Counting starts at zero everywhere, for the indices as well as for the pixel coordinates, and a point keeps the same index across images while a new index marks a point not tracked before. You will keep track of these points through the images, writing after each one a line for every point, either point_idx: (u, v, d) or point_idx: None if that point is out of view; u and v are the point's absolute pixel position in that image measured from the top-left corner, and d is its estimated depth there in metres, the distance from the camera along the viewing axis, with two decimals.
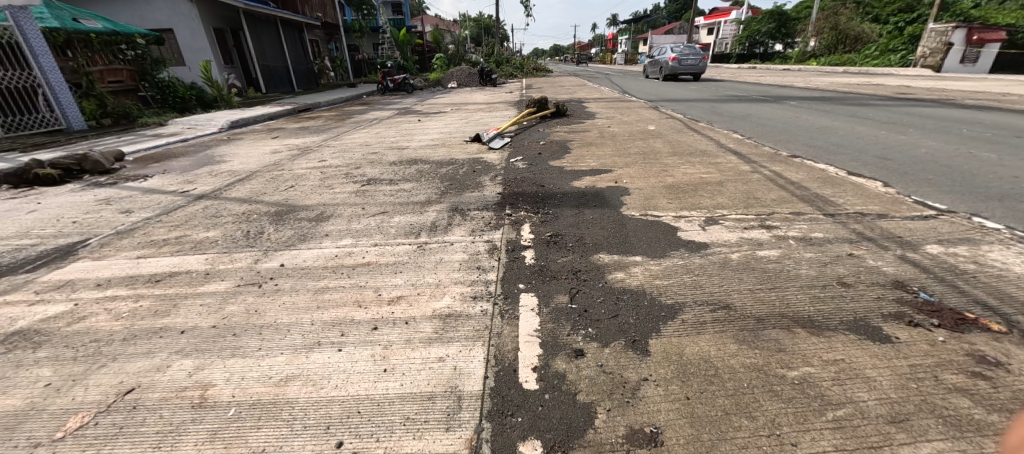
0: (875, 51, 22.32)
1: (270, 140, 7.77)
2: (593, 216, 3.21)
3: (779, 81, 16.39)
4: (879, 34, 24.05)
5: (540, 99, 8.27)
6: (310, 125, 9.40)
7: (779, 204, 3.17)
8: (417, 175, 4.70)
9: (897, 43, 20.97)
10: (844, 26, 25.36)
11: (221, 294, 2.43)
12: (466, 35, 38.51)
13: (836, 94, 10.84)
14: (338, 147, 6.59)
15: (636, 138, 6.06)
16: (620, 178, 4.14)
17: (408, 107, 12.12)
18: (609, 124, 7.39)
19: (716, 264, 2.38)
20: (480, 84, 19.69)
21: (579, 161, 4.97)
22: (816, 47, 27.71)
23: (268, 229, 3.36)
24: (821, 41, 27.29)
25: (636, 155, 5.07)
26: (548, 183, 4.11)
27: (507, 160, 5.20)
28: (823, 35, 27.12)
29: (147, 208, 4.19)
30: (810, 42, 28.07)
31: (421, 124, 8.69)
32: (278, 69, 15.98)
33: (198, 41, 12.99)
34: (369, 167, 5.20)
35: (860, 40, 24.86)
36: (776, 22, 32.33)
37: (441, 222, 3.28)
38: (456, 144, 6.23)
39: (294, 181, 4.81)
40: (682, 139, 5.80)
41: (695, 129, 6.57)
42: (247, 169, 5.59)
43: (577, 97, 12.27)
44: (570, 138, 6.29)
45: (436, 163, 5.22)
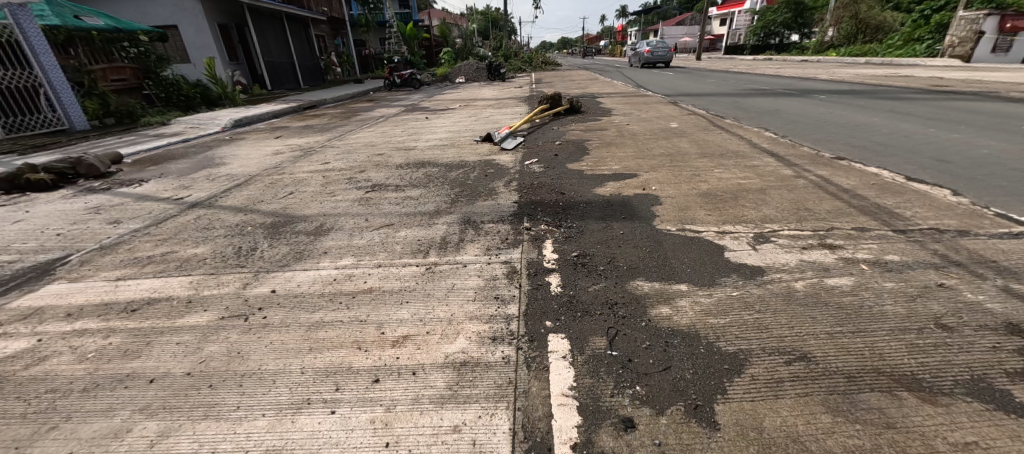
0: (898, 41, 21.45)
1: (273, 140, 7.47)
2: (623, 232, 2.85)
3: (799, 74, 15.74)
4: (902, 22, 23.12)
5: (553, 94, 7.87)
6: (315, 124, 9.10)
7: (836, 217, 2.77)
8: (425, 180, 4.36)
9: (923, 33, 20.14)
10: (864, 14, 24.43)
11: (200, 330, 2.11)
12: (473, 29, 38.00)
13: (865, 86, 10.29)
14: (343, 148, 6.26)
15: (659, 137, 5.65)
16: (647, 184, 3.77)
17: (416, 103, 11.76)
18: (627, 121, 6.97)
19: (777, 295, 2.01)
20: (488, 79, 19.27)
21: (600, 163, 4.59)
22: (834, 37, 26.83)
23: (262, 245, 3.04)
24: (840, 31, 26.40)
25: (662, 156, 4.67)
26: (568, 190, 3.75)
27: (521, 162, 4.84)
28: (842, 25, 26.23)
29: (137, 218, 3.90)
30: (828, 32, 27.15)
31: (428, 122, 8.33)
32: (284, 66, 15.70)
33: (202, 38, 12.75)
34: (374, 170, 4.87)
35: (881, 30, 23.98)
36: (793, 12, 31.38)
37: (452, 237, 2.94)
38: (466, 145, 5.87)
39: (294, 186, 4.49)
40: (709, 138, 5.39)
41: (721, 126, 6.15)
42: (246, 172, 5.29)
43: (590, 92, 11.84)
44: (588, 137, 5.90)
45: (445, 166, 4.87)
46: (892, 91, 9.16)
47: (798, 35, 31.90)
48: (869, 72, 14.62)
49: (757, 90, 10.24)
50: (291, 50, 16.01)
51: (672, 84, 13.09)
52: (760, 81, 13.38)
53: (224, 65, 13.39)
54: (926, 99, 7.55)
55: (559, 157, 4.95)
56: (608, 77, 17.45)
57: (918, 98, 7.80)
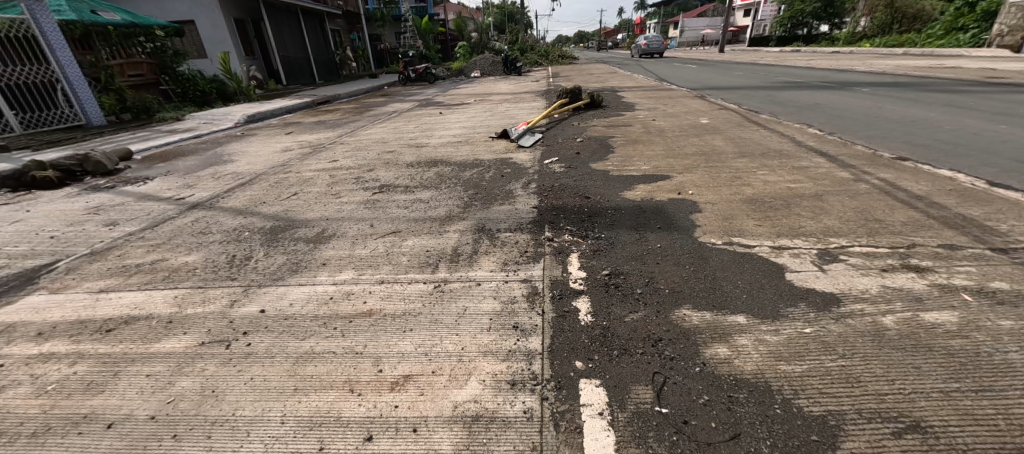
0: (939, 30, 20.18)
1: (284, 136, 7.26)
2: (660, 244, 2.48)
3: (832, 65, 14.96)
4: (943, 11, 21.76)
5: (573, 88, 7.46)
6: (327, 119, 8.88)
7: (915, 231, 2.36)
8: (437, 180, 4.05)
9: (967, 21, 18.96)
10: (901, 3, 23.10)
11: (175, 359, 1.83)
12: (489, 22, 37.53)
13: (910, 78, 9.60)
14: (353, 145, 6.00)
15: (689, 133, 5.22)
16: (682, 187, 3.38)
17: (430, 98, 11.46)
18: (653, 116, 6.54)
19: (863, 334, 1.63)
20: (505, 73, 18.89)
21: (626, 163, 4.21)
22: (867, 27, 25.57)
23: (257, 253, 2.76)
24: (874, 21, 25.14)
25: (695, 155, 4.26)
26: (594, 193, 3.39)
27: (541, 161, 4.49)
28: (876, 14, 24.97)
29: (134, 219, 3.68)
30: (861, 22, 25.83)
31: (443, 118, 8.02)
32: (299, 61, 15.61)
33: (219, 33, 12.68)
34: (383, 169, 4.58)
35: (919, 19, 22.71)
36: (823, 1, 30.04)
37: (464, 248, 2.61)
38: (481, 142, 5.54)
39: (299, 185, 4.23)
40: (745, 135, 4.94)
41: (756, 122, 5.68)
42: (252, 170, 5.06)
43: (610, 85, 11.37)
44: (611, 134, 5.50)
45: (459, 165, 4.55)
46: (942, 83, 8.50)
47: (828, 26, 30.47)
48: (909, 64, 13.71)
49: (790, 82, 9.66)
50: (307, 44, 15.91)
51: (697, 77, 12.52)
52: (791, 73, 12.68)
53: (241, 60, 13.32)
54: (984, 92, 6.95)
55: (582, 155, 4.58)
56: (628, 70, 16.91)
57: (973, 89, 7.20)
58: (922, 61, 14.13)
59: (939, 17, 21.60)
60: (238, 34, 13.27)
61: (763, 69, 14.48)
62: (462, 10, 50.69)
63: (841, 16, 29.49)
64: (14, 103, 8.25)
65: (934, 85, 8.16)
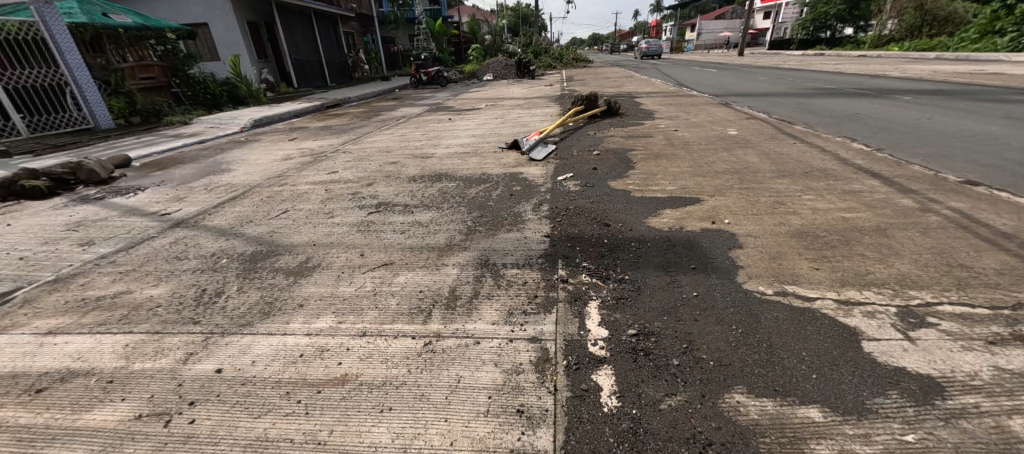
0: (972, 33, 19.21)
1: (287, 142, 7.00)
2: (696, 291, 2.08)
3: (860, 70, 14.30)
4: (976, 13, 20.74)
5: (588, 94, 7.05)
6: (334, 124, 8.62)
7: (1016, 286, 1.95)
8: (440, 198, 3.69)
9: (1004, 24, 18.04)
10: (931, 5, 22.10)
11: (104, 440, 1.49)
12: (503, 25, 37.25)
13: (951, 86, 9.02)
14: (356, 154, 5.69)
15: (717, 146, 4.78)
16: (716, 214, 2.97)
17: (440, 102, 11.16)
18: (675, 126, 6.10)
19: (979, 452, 1.23)
20: (518, 76, 18.57)
21: (649, 181, 3.81)
22: (895, 30, 24.60)
23: (230, 288, 2.43)
24: (901, 24, 24.18)
25: (727, 173, 3.83)
26: (614, 219, 2.99)
27: (554, 177, 4.11)
28: (904, 17, 24.01)
29: (111, 238, 3.37)
30: (888, 25, 24.83)
31: (452, 124, 7.69)
32: (312, 63, 15.46)
33: (232, 35, 12.56)
34: (384, 183, 4.24)
35: (951, 21, 21.74)
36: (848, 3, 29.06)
37: (463, 289, 2.24)
38: (490, 153, 5.18)
39: (292, 201, 3.91)
40: (781, 150, 4.49)
41: (790, 134, 5.22)
42: (247, 181, 4.76)
43: (627, 90, 10.93)
44: (631, 146, 5.09)
45: (465, 180, 4.19)
46: (986, 91, 7.95)
47: (852, 29, 29.43)
48: (945, 69, 12.97)
49: (820, 89, 9.14)
50: (320, 47, 15.76)
51: (719, 82, 12.01)
52: (818, 79, 12.09)
53: (253, 63, 13.19)
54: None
55: (599, 171, 4.19)
56: (645, 74, 16.44)
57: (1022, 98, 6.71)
58: (958, 67, 13.36)
59: (973, 19, 20.58)
60: (251, 37, 13.14)
61: (787, 74, 13.91)
62: (476, 12, 50.48)
63: (866, 19, 28.48)
64: (22, 106, 8.07)
65: (978, 94, 7.61)
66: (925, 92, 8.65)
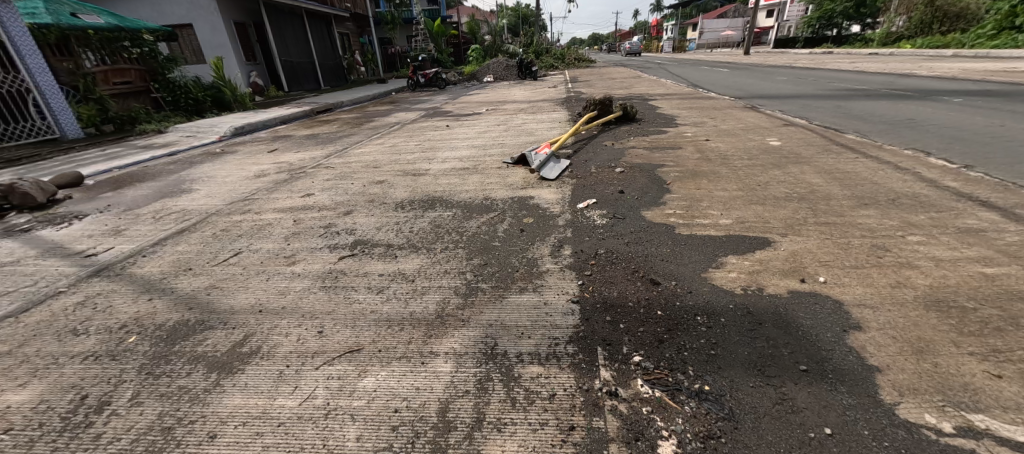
0: (989, 30, 18.37)
1: (264, 153, 6.22)
2: (827, 424, 1.32)
3: (881, 69, 13.54)
4: (991, 9, 19.92)
5: (602, 98, 6.29)
6: (320, 132, 7.86)
7: None
8: (433, 235, 2.93)
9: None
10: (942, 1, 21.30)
11: None
12: (502, 25, 36.50)
13: (998, 85, 8.26)
14: (338, 170, 4.93)
15: (763, 162, 4.03)
16: (802, 267, 2.21)
17: (438, 107, 10.41)
18: (703, 135, 5.33)
19: None
20: (520, 77, 17.84)
21: (694, 210, 3.06)
22: (905, 27, 23.83)
23: (120, 397, 1.66)
24: (912, 21, 23.40)
25: (791, 201, 3.08)
26: (664, 274, 2.24)
27: (573, 204, 3.34)
28: (913, 13, 23.23)
29: (6, 294, 2.59)
30: (897, 22, 24.01)
31: (449, 132, 6.93)
32: (305, 65, 14.66)
33: (218, 37, 11.77)
34: (365, 211, 3.48)
35: (964, 18, 20.95)
36: None
37: (459, 408, 1.48)
38: (493, 169, 4.42)
39: (250, 235, 3.14)
40: (845, 168, 3.75)
41: (845, 146, 4.46)
42: (204, 205, 3.98)
43: (638, 92, 10.17)
44: (659, 161, 4.33)
45: (465, 206, 3.43)
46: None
47: (859, 26, 28.55)
48: (972, 68, 12.20)
49: (852, 90, 8.47)
50: (313, 48, 14.97)
51: (736, 83, 11.25)
52: (839, 80, 11.36)
53: (242, 66, 12.42)
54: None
55: (627, 196, 3.43)
56: (652, 75, 15.70)
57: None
58: (986, 65, 12.57)
59: (988, 15, 19.75)
60: (238, 38, 12.35)
61: (806, 73, 13.19)
62: (475, 12, 49.61)
63: (874, 16, 27.71)
64: None
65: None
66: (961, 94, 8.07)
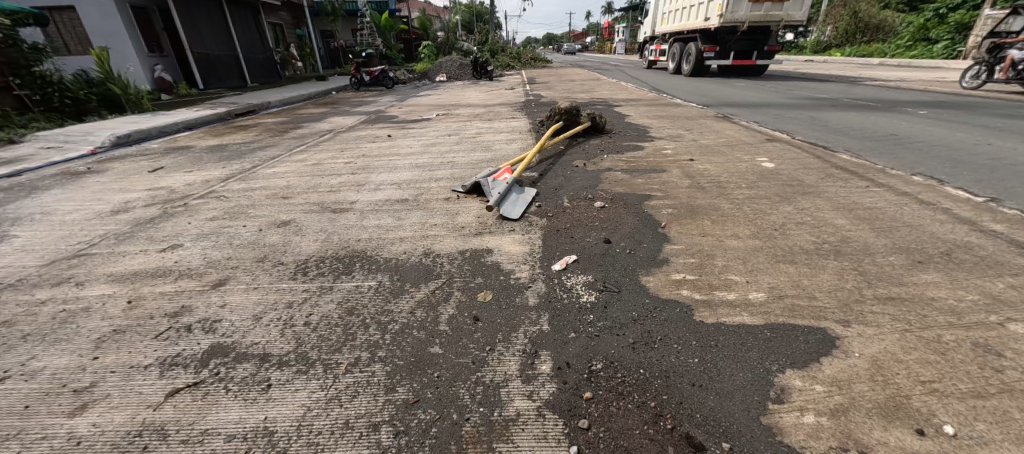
0: (907, 41, 19.37)
1: (144, 173, 4.85)
2: None
3: (829, 77, 13.78)
4: (909, 22, 20.96)
5: (569, 106, 5.47)
6: (230, 142, 6.46)
7: None
8: (339, 331, 1.92)
9: (941, 33, 17.65)
10: (864, 13, 22.03)
11: None
12: (456, 22, 35.22)
13: (952, 98, 8.31)
14: (234, 201, 3.74)
15: (767, 195, 3.35)
16: (905, 400, 1.44)
17: (380, 111, 9.17)
18: (686, 154, 4.65)
19: None
20: (474, 77, 16.84)
21: (709, 275, 2.26)
22: (830, 37, 24.25)
23: None
24: (834, 31, 23.89)
25: (826, 258, 2.36)
26: (704, 421, 1.40)
27: (547, 264, 2.45)
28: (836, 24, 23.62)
29: None
30: (826, 31, 24.60)
31: (391, 143, 5.83)
32: (227, 59, 12.76)
33: (109, 23, 9.79)
34: (247, 281, 2.40)
35: (881, 30, 21.86)
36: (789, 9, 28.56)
37: None
38: (440, 203, 3.45)
39: (41, 339, 1.98)
40: (863, 204, 3.13)
41: (847, 172, 3.90)
42: (8, 268, 2.73)
43: (600, 97, 9.51)
44: (644, 191, 3.55)
45: (394, 270, 2.43)
46: (757, 70, 14.24)
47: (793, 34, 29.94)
48: (912, 79, 12.57)
49: (694, 76, 13.51)
50: (237, 40, 13.08)
51: (700, 88, 10.91)
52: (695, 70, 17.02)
53: (143, 59, 10.46)
54: (749, 63, 12.62)
55: (617, 249, 2.58)
56: (610, 78, 15.22)
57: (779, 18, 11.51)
58: (923, 76, 13.02)
59: (906, 28, 20.68)
60: (138, 26, 10.39)
61: (763, 79, 13.18)
62: (426, 8, 47.46)
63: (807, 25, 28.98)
64: None
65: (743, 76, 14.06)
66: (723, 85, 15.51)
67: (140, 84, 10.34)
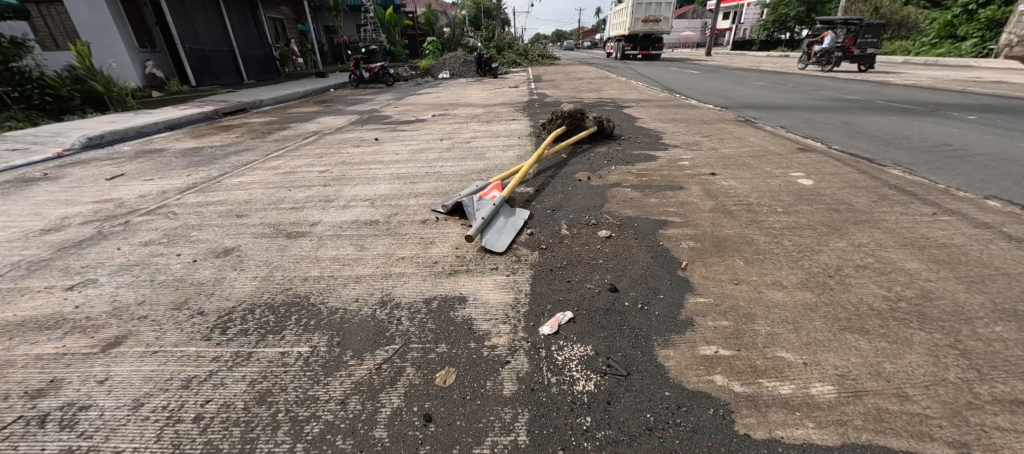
0: (931, 38, 18.24)
1: (100, 181, 4.35)
2: None
3: (856, 76, 12.96)
4: (931, 19, 19.75)
5: (573, 109, 4.89)
6: (207, 143, 5.97)
7: None
8: (236, 437, 1.38)
9: (970, 30, 16.60)
10: (886, 9, 20.95)
11: None
12: (463, 19, 34.63)
13: (1002, 101, 7.56)
14: (180, 218, 3.21)
15: (811, 225, 2.75)
16: None
17: (375, 110, 8.67)
18: (707, 166, 4.06)
19: None
20: (479, 75, 16.28)
21: (751, 351, 1.69)
22: None
23: None
24: None
25: (907, 329, 1.78)
26: None
27: (535, 324, 1.88)
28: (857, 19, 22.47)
29: None
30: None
31: (376, 148, 5.31)
32: (223, 54, 12.34)
33: (98, 17, 9.38)
34: (147, 339, 1.86)
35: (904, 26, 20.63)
36: (806, 5, 27.44)
37: None
38: (415, 227, 2.90)
39: None
40: (935, 241, 2.53)
41: (903, 192, 3.29)
42: None
43: (609, 97, 8.89)
44: (660, 215, 2.96)
45: (336, 329, 1.87)
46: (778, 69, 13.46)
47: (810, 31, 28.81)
48: (944, 78, 11.79)
49: (710, 76, 12.81)
50: (234, 35, 12.65)
51: (717, 88, 10.24)
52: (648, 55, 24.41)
53: (132, 54, 10.04)
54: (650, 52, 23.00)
55: (626, 302, 2.01)
56: (619, 75, 14.54)
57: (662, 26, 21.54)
58: (954, 76, 12.22)
59: (928, 25, 19.58)
60: (129, 20, 9.95)
61: (785, 79, 12.42)
62: (433, 3, 46.77)
63: None
64: None
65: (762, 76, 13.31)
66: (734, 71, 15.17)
67: (126, 80, 9.92)
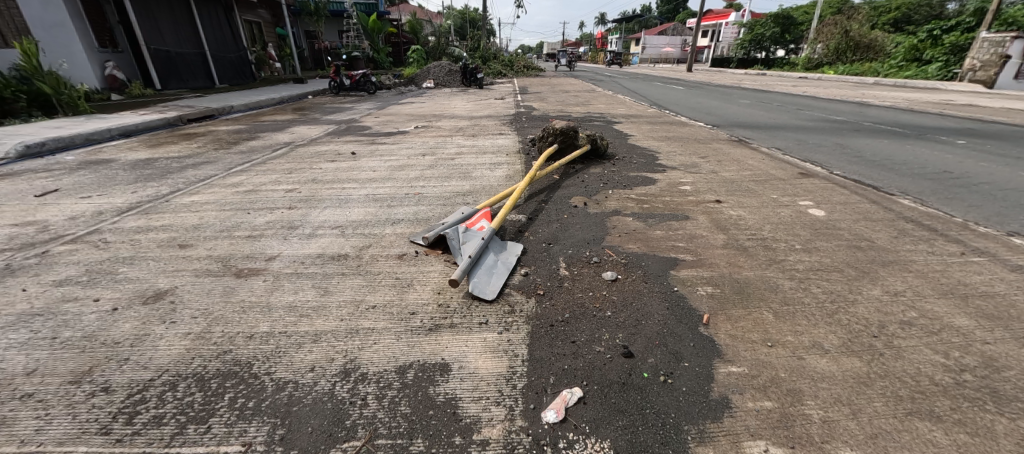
0: (900, 60, 18.53)
1: (27, 197, 3.79)
2: None
3: (838, 95, 13.12)
4: (897, 42, 20.16)
5: (565, 127, 4.58)
6: (164, 154, 5.41)
7: None
8: None
9: (936, 53, 16.97)
10: (855, 32, 21.52)
11: None
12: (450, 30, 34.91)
13: (983, 125, 7.64)
14: (112, 248, 2.73)
15: (836, 267, 2.46)
16: None
17: (354, 120, 8.21)
18: (709, 191, 3.78)
19: None
20: (465, 85, 15.91)
21: (808, 448, 1.35)
22: (822, 54, 23.53)
23: None
24: (827, 48, 23.19)
25: (985, 413, 1.47)
26: None
27: (537, 406, 1.51)
28: (829, 41, 23.00)
29: None
30: (817, 49, 23.92)
31: (353, 163, 4.88)
32: (191, 56, 11.67)
33: (53, 13, 8.51)
34: (24, 433, 1.40)
35: (872, 49, 20.94)
36: (781, 27, 28.17)
37: None
38: (392, 264, 2.49)
39: None
40: (976, 288, 2.26)
41: (922, 227, 3.05)
42: None
43: (598, 113, 8.64)
44: (668, 252, 2.63)
45: (279, 415, 1.46)
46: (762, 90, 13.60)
47: (784, 51, 29.48)
48: (919, 100, 12.03)
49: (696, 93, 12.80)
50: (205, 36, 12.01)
51: (704, 104, 10.20)
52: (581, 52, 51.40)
53: (88, 53, 9.33)
54: None
55: (645, 373, 1.66)
56: (608, 89, 14.43)
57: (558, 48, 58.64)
58: (928, 98, 12.46)
59: (895, 48, 19.99)
60: (87, 18, 9.30)
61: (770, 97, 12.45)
62: (416, 10, 46.95)
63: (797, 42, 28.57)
64: None
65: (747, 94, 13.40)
66: (721, 89, 15.27)
67: (79, 82, 9.10)
